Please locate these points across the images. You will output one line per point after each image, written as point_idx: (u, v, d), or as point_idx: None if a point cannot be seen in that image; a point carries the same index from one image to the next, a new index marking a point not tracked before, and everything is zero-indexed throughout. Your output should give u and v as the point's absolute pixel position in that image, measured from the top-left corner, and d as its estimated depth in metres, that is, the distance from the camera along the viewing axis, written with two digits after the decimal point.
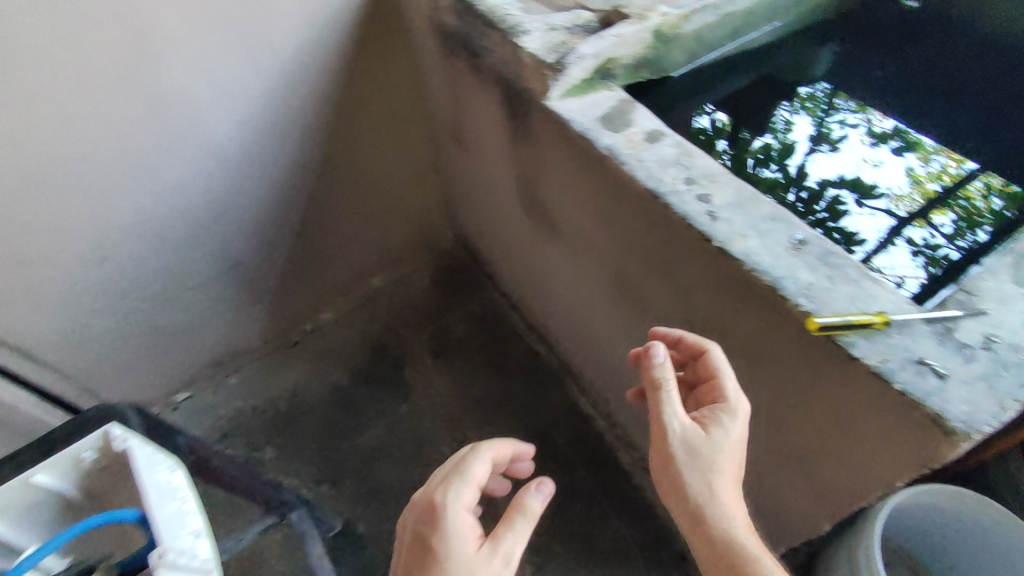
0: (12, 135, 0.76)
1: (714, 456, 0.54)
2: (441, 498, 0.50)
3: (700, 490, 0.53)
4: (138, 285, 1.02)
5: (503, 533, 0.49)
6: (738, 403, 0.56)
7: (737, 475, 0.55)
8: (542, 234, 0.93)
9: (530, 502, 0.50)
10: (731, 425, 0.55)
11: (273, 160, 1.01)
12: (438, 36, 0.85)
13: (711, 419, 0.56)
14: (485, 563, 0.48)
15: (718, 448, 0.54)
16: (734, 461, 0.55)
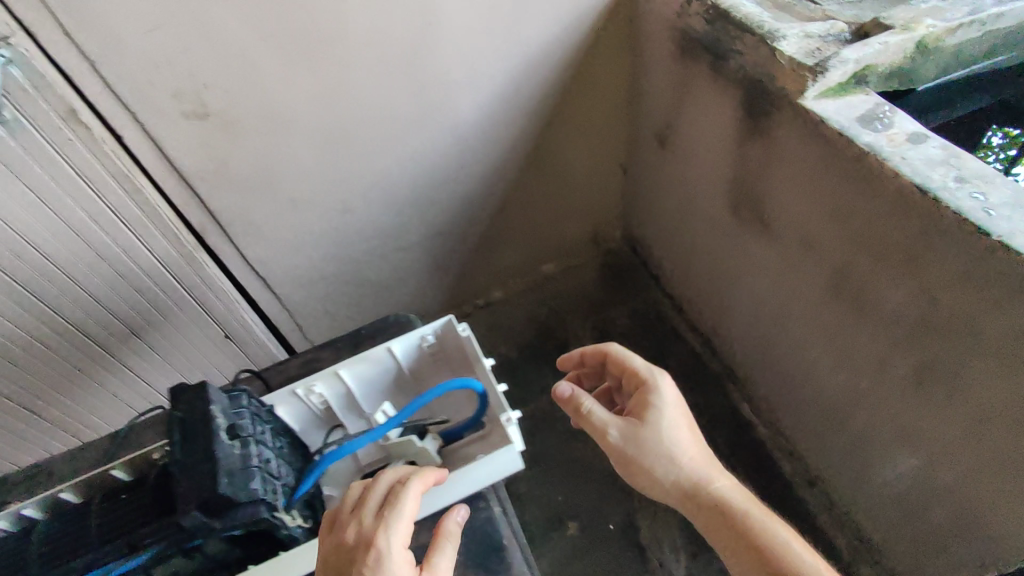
0: (319, 96, 0.93)
1: (672, 452, 0.71)
2: (378, 541, 0.53)
3: (672, 471, 0.71)
4: (365, 239, 1.17)
5: (436, 563, 0.55)
6: (662, 387, 0.74)
7: (701, 446, 0.73)
8: (753, 231, 0.99)
9: (451, 524, 0.57)
10: (664, 410, 0.73)
11: (495, 142, 1.13)
12: (683, 40, 0.94)
13: (663, 420, 0.72)
14: None
15: (671, 446, 0.71)
16: (692, 446, 0.72)
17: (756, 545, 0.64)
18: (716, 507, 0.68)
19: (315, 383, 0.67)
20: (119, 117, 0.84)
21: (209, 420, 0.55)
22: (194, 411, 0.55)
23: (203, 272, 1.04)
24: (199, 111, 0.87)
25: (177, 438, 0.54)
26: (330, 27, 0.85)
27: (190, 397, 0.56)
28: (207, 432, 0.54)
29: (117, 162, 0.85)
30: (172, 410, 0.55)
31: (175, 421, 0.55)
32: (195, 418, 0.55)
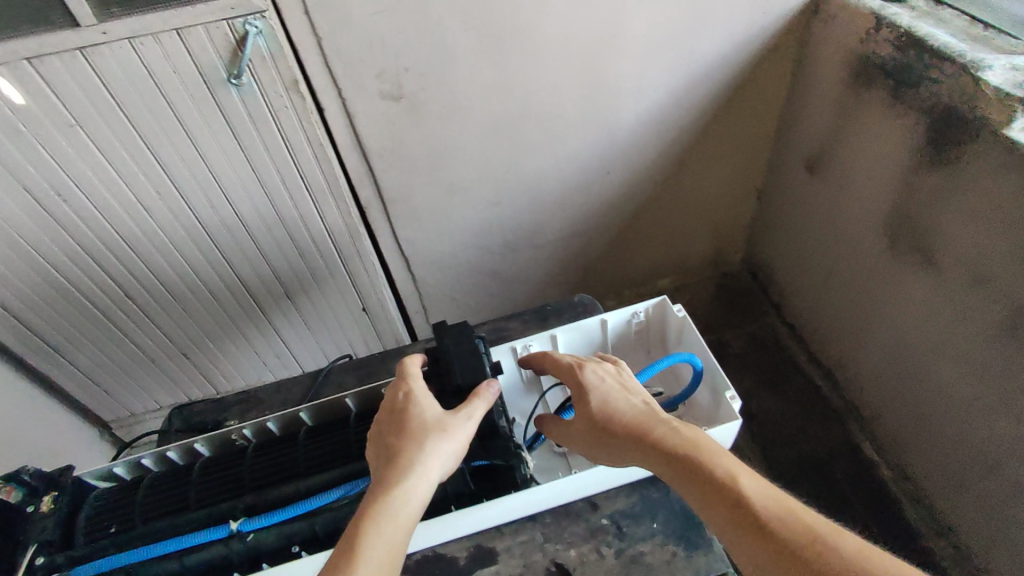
0: (498, 88, 0.99)
1: (611, 424, 0.65)
2: (400, 395, 0.63)
3: (624, 439, 0.64)
4: (507, 234, 1.24)
5: (468, 403, 0.62)
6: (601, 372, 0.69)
7: (647, 404, 0.66)
8: (913, 263, 0.98)
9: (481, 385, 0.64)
10: (609, 387, 0.67)
11: (645, 152, 1.18)
12: (861, 68, 0.98)
13: (598, 396, 0.67)
14: (451, 421, 0.60)
15: (608, 420, 0.65)
16: (635, 406, 0.66)
17: (709, 493, 0.56)
18: (667, 456, 0.60)
19: (537, 342, 0.83)
20: (325, 91, 0.92)
21: (473, 352, 0.68)
22: (460, 342, 0.69)
23: (360, 244, 1.12)
24: (393, 92, 0.94)
25: (452, 362, 0.67)
26: (525, 23, 0.92)
27: (455, 332, 0.70)
28: (473, 360, 0.68)
29: (316, 131, 0.93)
30: (444, 341, 0.69)
31: (448, 348, 0.69)
32: (460, 349, 0.69)
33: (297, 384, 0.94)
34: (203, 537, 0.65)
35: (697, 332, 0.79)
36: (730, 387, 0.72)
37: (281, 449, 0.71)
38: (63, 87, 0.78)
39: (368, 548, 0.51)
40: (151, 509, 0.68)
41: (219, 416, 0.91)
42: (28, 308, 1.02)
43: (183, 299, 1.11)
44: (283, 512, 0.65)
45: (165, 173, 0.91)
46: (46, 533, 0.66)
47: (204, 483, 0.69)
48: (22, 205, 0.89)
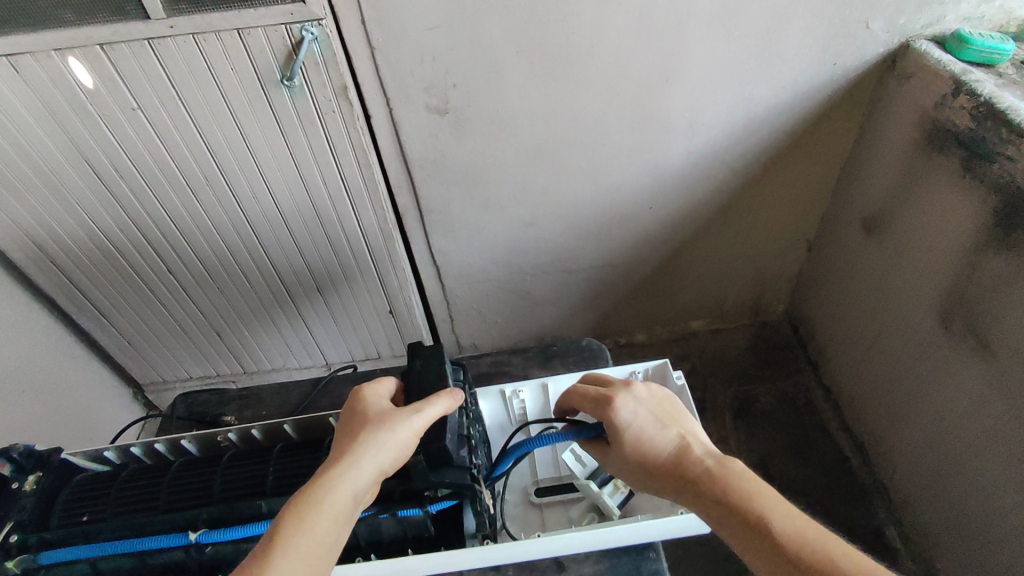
0: (546, 111, 0.98)
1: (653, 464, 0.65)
2: (363, 396, 0.65)
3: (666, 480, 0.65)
4: (538, 256, 1.23)
5: (418, 404, 0.62)
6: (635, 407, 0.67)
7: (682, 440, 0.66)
8: (968, 348, 0.91)
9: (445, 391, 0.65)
10: (646, 424, 0.67)
11: (691, 192, 1.14)
12: (934, 133, 0.94)
13: (633, 434, 0.66)
14: (395, 417, 0.61)
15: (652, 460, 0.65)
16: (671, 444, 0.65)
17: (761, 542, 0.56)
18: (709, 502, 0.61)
19: (528, 388, 0.82)
20: (373, 99, 0.93)
21: (439, 373, 0.68)
22: (428, 364, 0.69)
23: (392, 250, 1.13)
24: (440, 106, 0.95)
25: (415, 382, 0.67)
26: (581, 50, 0.90)
27: (427, 352, 0.70)
28: (436, 380, 0.67)
29: (361, 138, 0.95)
30: (412, 361, 0.69)
31: (415, 368, 0.68)
32: (429, 370, 0.68)
33: (300, 388, 1.00)
34: (165, 541, 0.66)
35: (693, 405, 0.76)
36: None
37: (255, 464, 0.72)
38: (130, 73, 0.83)
39: (285, 532, 0.53)
40: (125, 504, 0.70)
41: (218, 409, 0.97)
42: (77, 267, 1.09)
43: (221, 280, 1.16)
44: (247, 528, 0.65)
45: (214, 160, 0.95)
46: (22, 513, 0.69)
47: (176, 486, 0.71)
48: (82, 174, 0.95)
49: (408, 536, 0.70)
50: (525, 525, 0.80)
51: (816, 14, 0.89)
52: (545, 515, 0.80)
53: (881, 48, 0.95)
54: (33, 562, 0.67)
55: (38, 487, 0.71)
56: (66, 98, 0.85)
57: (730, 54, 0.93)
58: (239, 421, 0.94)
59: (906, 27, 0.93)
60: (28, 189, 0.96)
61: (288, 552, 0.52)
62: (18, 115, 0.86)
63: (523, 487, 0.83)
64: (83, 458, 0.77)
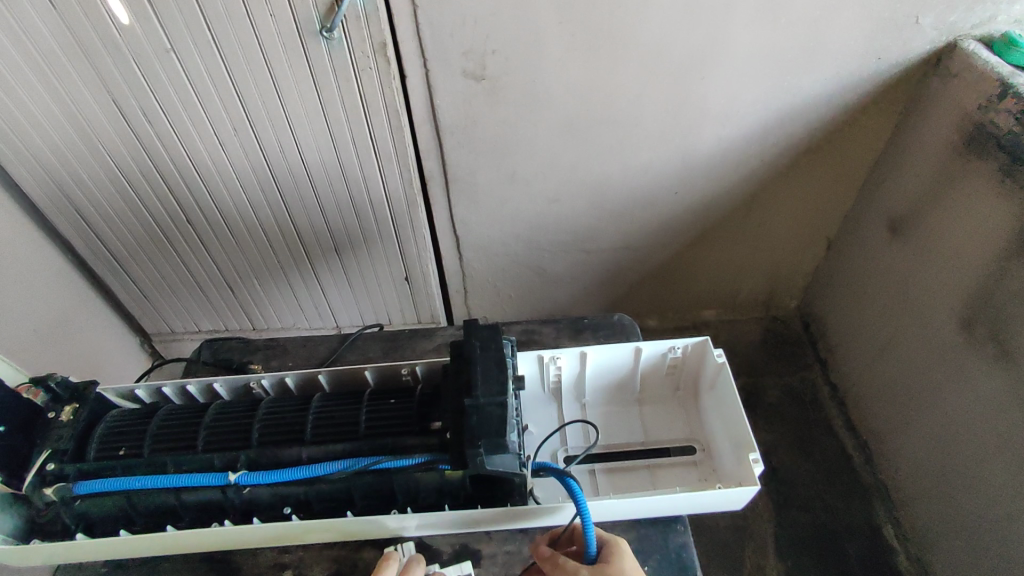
0: (584, 86, 0.96)
1: None
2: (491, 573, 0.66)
3: None
4: (561, 233, 1.22)
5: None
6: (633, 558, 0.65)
7: None
8: (987, 353, 0.91)
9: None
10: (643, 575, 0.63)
11: (719, 178, 1.13)
12: (973, 135, 0.93)
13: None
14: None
15: None
16: None
17: None
18: None
19: (567, 355, 0.80)
20: (411, 60, 0.91)
21: (498, 360, 0.66)
22: (488, 349, 0.67)
23: (415, 215, 1.12)
24: (477, 72, 0.93)
25: (475, 367, 0.65)
26: (626, 25, 0.88)
27: (486, 336, 0.69)
28: (496, 366, 0.66)
29: (394, 98, 0.93)
30: (472, 341, 0.68)
31: (476, 351, 0.67)
32: (487, 355, 0.67)
33: (324, 344, 0.99)
34: (203, 479, 0.66)
35: (735, 388, 0.73)
36: (755, 450, 0.66)
37: (293, 412, 0.72)
38: (166, 11, 0.81)
39: None
40: (165, 443, 0.70)
41: (244, 358, 0.97)
42: (94, 210, 1.08)
43: (238, 234, 1.14)
44: (283, 473, 0.66)
45: (243, 109, 0.93)
46: (60, 443, 0.70)
47: (217, 428, 0.71)
48: (108, 114, 0.93)
49: (445, 494, 0.69)
50: (549, 490, 0.78)
51: (866, 6, 0.88)
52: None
53: (928, 46, 0.94)
54: (69, 491, 0.67)
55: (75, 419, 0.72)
56: (97, 32, 0.83)
57: (773, 41, 0.91)
58: (263, 372, 0.94)
59: (956, 24, 0.91)
60: (52, 126, 0.94)
61: None
62: (46, 45, 0.84)
63: (553, 450, 0.83)
64: (116, 396, 0.77)
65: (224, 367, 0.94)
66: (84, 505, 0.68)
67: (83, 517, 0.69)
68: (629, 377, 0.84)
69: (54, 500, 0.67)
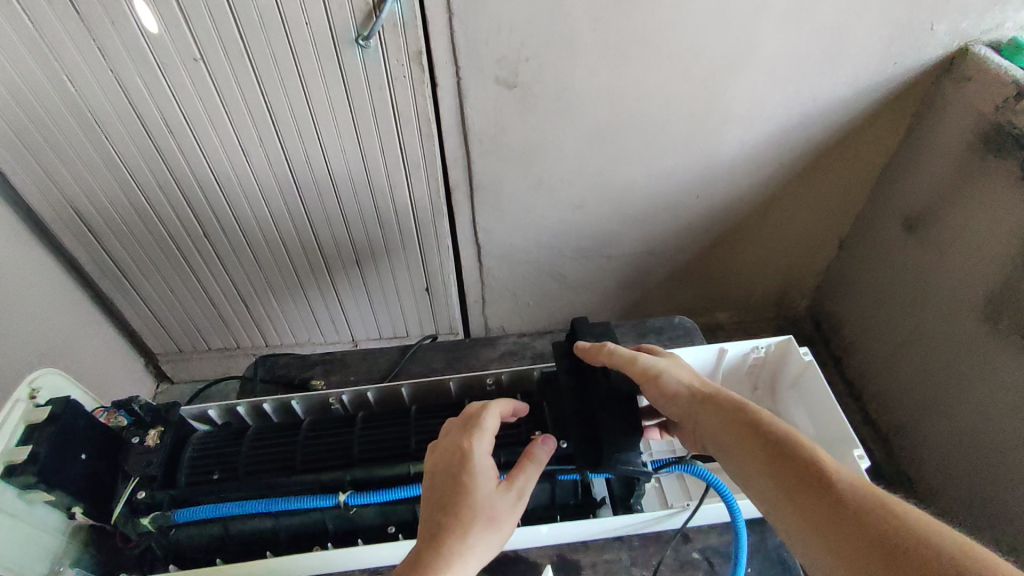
0: (614, 93, 0.97)
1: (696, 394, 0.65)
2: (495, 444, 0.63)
3: (714, 408, 0.63)
4: (586, 240, 1.23)
5: (516, 476, 0.61)
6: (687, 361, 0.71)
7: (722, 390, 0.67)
8: (1013, 345, 0.94)
9: (537, 450, 0.63)
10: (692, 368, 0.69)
11: (738, 182, 1.15)
12: (991, 136, 0.97)
13: (679, 369, 0.68)
14: (504, 496, 0.59)
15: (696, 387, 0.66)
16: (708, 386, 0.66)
17: (793, 463, 0.56)
18: (751, 426, 0.60)
19: None
20: (444, 67, 0.90)
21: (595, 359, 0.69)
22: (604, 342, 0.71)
23: (439, 225, 1.11)
24: (509, 79, 0.93)
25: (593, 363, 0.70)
26: (656, 32, 0.89)
27: (597, 331, 0.73)
28: None
29: (427, 106, 0.92)
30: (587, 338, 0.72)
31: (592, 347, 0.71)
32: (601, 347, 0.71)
33: (384, 355, 0.98)
34: (316, 502, 0.67)
35: (824, 382, 0.75)
36: (858, 446, 0.67)
37: (391, 427, 0.73)
38: (197, 20, 0.78)
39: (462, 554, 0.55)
40: (259, 465, 0.71)
41: (303, 372, 0.95)
42: (107, 227, 1.04)
43: (257, 248, 1.11)
44: (394, 492, 0.68)
45: (270, 120, 0.91)
46: (149, 469, 0.69)
47: (314, 448, 0.72)
48: (128, 126, 0.90)
49: (557, 505, 0.76)
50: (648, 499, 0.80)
51: (885, 13, 0.90)
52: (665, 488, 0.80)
53: (940, 51, 0.97)
54: (168, 521, 0.67)
55: (161, 443, 0.70)
56: (122, 42, 0.80)
57: (797, 47, 0.94)
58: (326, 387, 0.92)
59: (967, 31, 0.95)
60: (66, 137, 0.90)
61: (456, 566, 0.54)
62: (66, 55, 0.81)
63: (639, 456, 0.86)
64: (194, 417, 0.78)
65: (286, 383, 0.92)
66: (179, 533, 0.69)
67: (174, 545, 0.70)
68: (709, 377, 0.86)
69: (149, 529, 0.68)
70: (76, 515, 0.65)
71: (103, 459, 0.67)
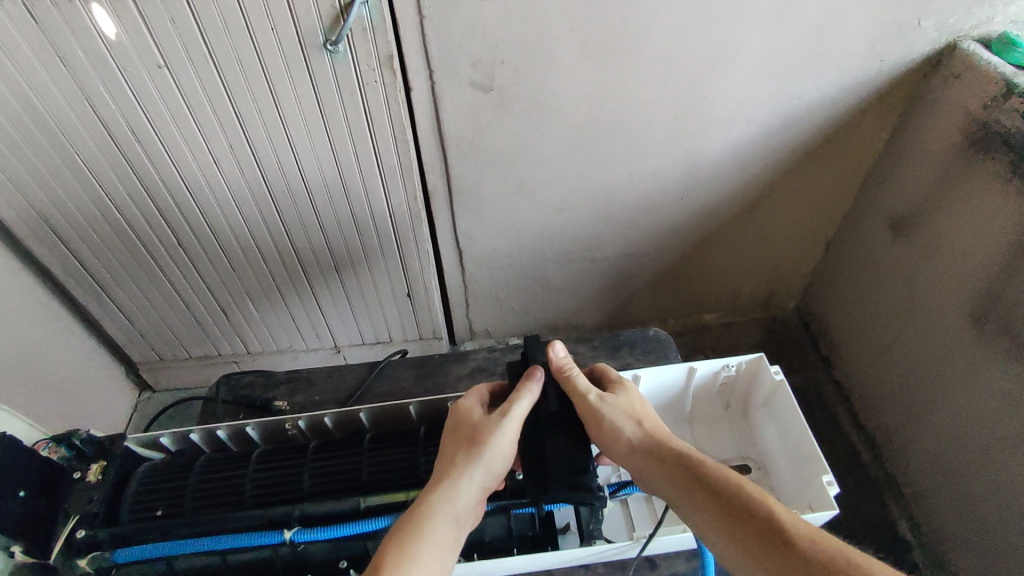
0: (594, 96, 0.95)
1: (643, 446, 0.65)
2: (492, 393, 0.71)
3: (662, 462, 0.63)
4: (567, 244, 1.21)
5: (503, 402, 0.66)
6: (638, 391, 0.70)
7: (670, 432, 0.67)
8: (1000, 349, 0.93)
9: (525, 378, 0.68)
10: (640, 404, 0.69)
11: (723, 182, 1.13)
12: (978, 136, 0.95)
13: (626, 411, 0.67)
14: (488, 420, 0.65)
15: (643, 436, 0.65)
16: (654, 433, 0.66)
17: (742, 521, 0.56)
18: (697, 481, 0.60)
19: None
20: (417, 71, 0.88)
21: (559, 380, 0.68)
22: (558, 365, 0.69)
23: (419, 231, 1.09)
24: (485, 82, 0.91)
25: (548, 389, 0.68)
26: (634, 33, 0.87)
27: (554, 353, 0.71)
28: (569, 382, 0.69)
29: (401, 111, 0.90)
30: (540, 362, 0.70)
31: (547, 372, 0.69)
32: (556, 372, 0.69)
33: (353, 373, 0.98)
34: (261, 539, 0.66)
35: (797, 405, 0.74)
36: (829, 473, 0.67)
37: (340, 457, 0.73)
38: (159, 27, 0.76)
39: (448, 475, 0.61)
40: (206, 498, 0.71)
41: (267, 394, 0.95)
42: (78, 237, 1.02)
43: (232, 256, 1.09)
44: (339, 527, 0.66)
45: (240, 127, 0.89)
46: (89, 507, 0.68)
47: (262, 480, 0.72)
48: (94, 134, 0.87)
49: (514, 537, 0.72)
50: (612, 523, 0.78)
51: (870, 10, 0.88)
52: (630, 513, 0.79)
53: (927, 49, 0.95)
54: (106, 560, 0.66)
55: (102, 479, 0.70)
56: (83, 49, 0.78)
57: (780, 46, 0.91)
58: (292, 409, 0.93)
59: (953, 28, 0.93)
60: (31, 146, 0.88)
61: (443, 485, 0.61)
62: (26, 62, 0.78)
63: (606, 476, 0.85)
64: (139, 445, 0.77)
65: (248, 405, 0.93)
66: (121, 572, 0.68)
67: None
68: (681, 395, 0.84)
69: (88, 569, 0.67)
70: (14, 555, 0.61)
71: (42, 498, 0.65)
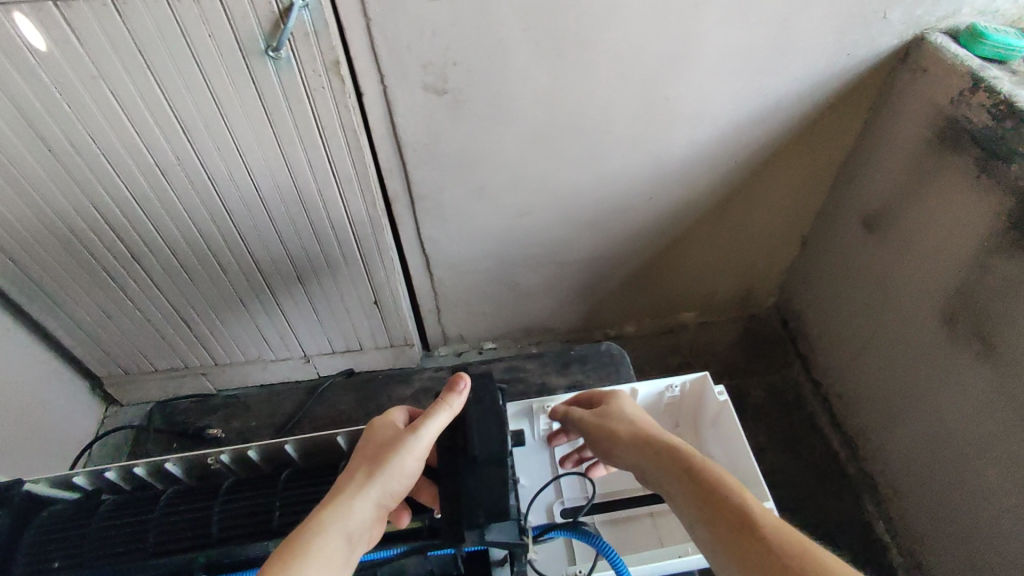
0: (552, 97, 0.92)
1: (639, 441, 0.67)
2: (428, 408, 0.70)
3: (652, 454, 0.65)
4: (534, 249, 1.19)
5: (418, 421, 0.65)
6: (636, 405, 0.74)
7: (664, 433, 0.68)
8: (973, 350, 0.91)
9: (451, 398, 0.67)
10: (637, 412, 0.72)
11: (692, 181, 1.10)
12: (947, 130, 0.92)
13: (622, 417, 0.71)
14: (399, 437, 0.64)
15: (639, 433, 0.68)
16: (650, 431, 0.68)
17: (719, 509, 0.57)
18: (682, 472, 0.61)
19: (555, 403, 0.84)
20: (366, 75, 0.85)
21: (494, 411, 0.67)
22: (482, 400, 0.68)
23: (381, 239, 1.06)
24: (438, 86, 0.88)
25: (473, 426, 0.66)
26: (590, 32, 0.84)
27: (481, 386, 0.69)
28: (495, 419, 0.67)
29: (352, 117, 0.87)
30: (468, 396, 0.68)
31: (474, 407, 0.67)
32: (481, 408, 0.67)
33: None
34: None
35: (738, 425, 0.75)
36: (770, 503, 0.67)
37: (248, 499, 0.73)
38: (91, 38, 0.73)
39: (345, 488, 0.61)
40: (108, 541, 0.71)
41: None
42: (28, 255, 0.99)
43: (191, 268, 1.07)
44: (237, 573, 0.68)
45: (186, 139, 0.86)
46: None
47: (166, 522, 0.72)
48: (33, 148, 0.84)
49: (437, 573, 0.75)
50: (550, 555, 0.79)
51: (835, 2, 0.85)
52: (572, 547, 0.79)
53: (895, 40, 0.92)
54: None
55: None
56: (12, 62, 0.74)
57: (743, 42, 0.88)
58: None
59: (921, 19, 0.90)
60: None
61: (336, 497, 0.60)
62: None
63: (549, 502, 0.84)
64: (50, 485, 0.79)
65: None
66: None
67: None
68: None
69: None
70: None
71: None
